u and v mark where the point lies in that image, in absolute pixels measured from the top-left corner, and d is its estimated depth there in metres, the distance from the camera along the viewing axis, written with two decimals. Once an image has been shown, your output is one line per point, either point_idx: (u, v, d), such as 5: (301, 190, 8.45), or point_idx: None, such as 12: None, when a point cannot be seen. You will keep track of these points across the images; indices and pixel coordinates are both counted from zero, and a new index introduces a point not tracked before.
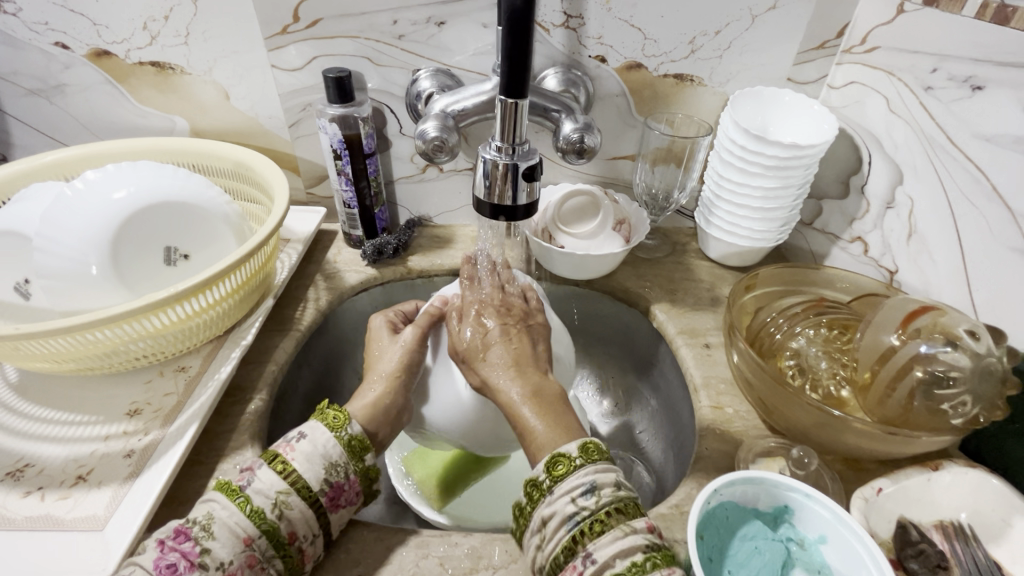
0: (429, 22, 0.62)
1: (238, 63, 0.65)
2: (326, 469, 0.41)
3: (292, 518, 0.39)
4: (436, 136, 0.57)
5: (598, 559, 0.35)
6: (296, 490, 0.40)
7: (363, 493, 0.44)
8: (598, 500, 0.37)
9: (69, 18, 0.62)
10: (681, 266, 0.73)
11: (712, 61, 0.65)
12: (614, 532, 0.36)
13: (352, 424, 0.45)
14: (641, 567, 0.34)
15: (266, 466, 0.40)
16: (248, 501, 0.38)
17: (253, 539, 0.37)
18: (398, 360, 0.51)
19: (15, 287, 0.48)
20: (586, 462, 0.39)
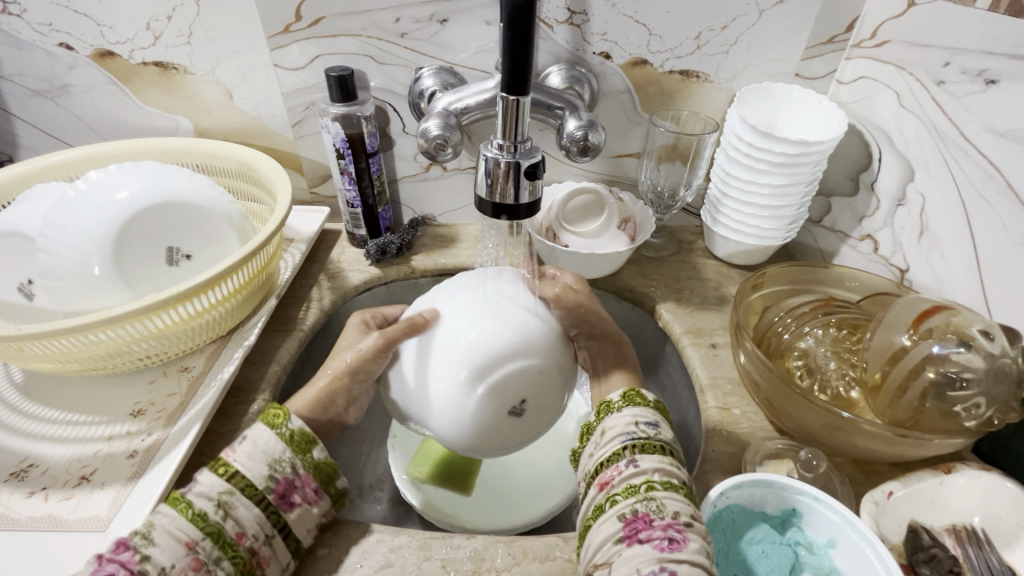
0: (432, 19, 0.61)
1: (242, 63, 0.65)
2: (268, 465, 0.41)
3: (238, 518, 0.38)
4: (439, 134, 0.56)
5: (641, 466, 0.39)
6: (240, 490, 0.39)
7: (324, 490, 0.43)
8: (658, 433, 0.41)
9: (73, 19, 0.62)
10: (687, 265, 0.72)
11: (719, 56, 0.64)
12: (661, 455, 0.40)
13: (294, 419, 0.44)
14: (674, 486, 0.38)
15: (206, 470, 0.40)
16: (189, 506, 0.37)
17: (196, 542, 0.36)
18: (347, 362, 0.51)
19: (18, 288, 0.48)
20: (656, 408, 0.45)
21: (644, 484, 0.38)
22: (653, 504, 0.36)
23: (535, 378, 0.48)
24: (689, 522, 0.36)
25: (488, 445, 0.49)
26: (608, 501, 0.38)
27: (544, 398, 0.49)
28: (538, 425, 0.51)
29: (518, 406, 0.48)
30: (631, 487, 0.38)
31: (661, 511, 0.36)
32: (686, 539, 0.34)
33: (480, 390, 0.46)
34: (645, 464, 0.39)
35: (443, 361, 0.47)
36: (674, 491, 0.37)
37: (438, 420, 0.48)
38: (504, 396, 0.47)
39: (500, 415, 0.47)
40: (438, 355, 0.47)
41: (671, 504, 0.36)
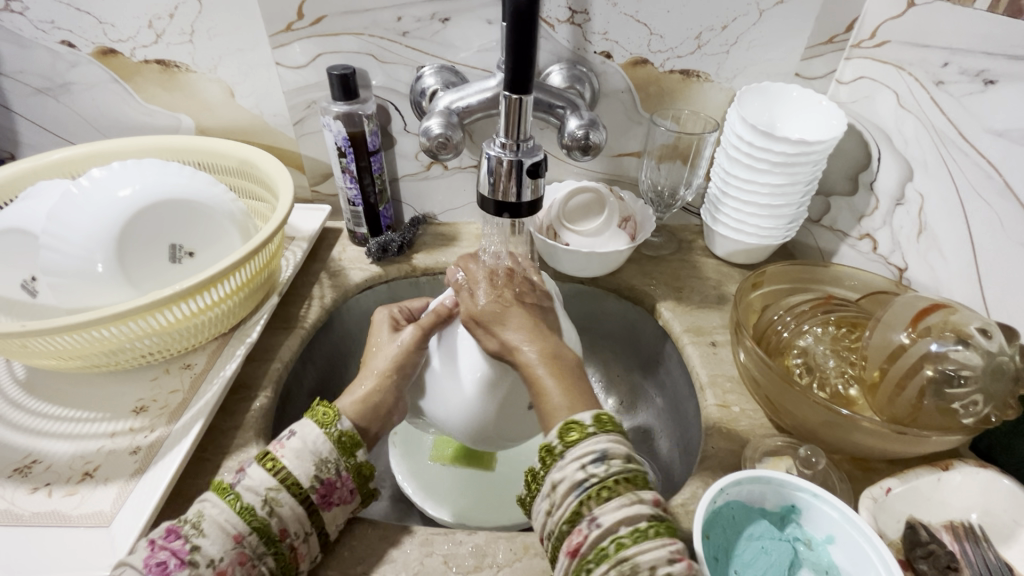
0: (433, 18, 0.62)
1: (244, 61, 0.65)
2: (315, 464, 0.41)
3: (283, 515, 0.38)
4: (440, 133, 0.56)
5: (603, 523, 0.36)
6: (286, 487, 0.39)
7: (359, 490, 0.44)
8: (608, 468, 0.38)
9: (76, 17, 0.62)
10: (687, 263, 0.73)
11: (719, 56, 0.65)
12: (620, 500, 0.36)
13: (342, 420, 0.44)
14: (642, 533, 0.35)
15: (258, 464, 0.40)
16: (238, 498, 0.38)
17: (243, 536, 0.37)
18: (391, 359, 0.51)
19: (21, 285, 0.48)
20: (599, 430, 0.40)
21: (613, 545, 0.35)
22: (627, 566, 0.34)
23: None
24: (669, 574, 0.33)
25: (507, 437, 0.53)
26: (584, 570, 0.35)
27: (557, 392, 0.53)
28: (550, 417, 0.55)
29: (535, 400, 0.52)
30: (599, 551, 0.35)
31: (637, 573, 0.33)
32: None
33: (501, 387, 0.49)
34: (607, 516, 0.36)
35: (466, 359, 0.50)
36: (643, 540, 0.35)
37: (459, 416, 0.50)
38: (518, 391, 0.50)
39: (518, 409, 0.51)
40: (462, 351, 0.51)
41: (645, 558, 0.34)
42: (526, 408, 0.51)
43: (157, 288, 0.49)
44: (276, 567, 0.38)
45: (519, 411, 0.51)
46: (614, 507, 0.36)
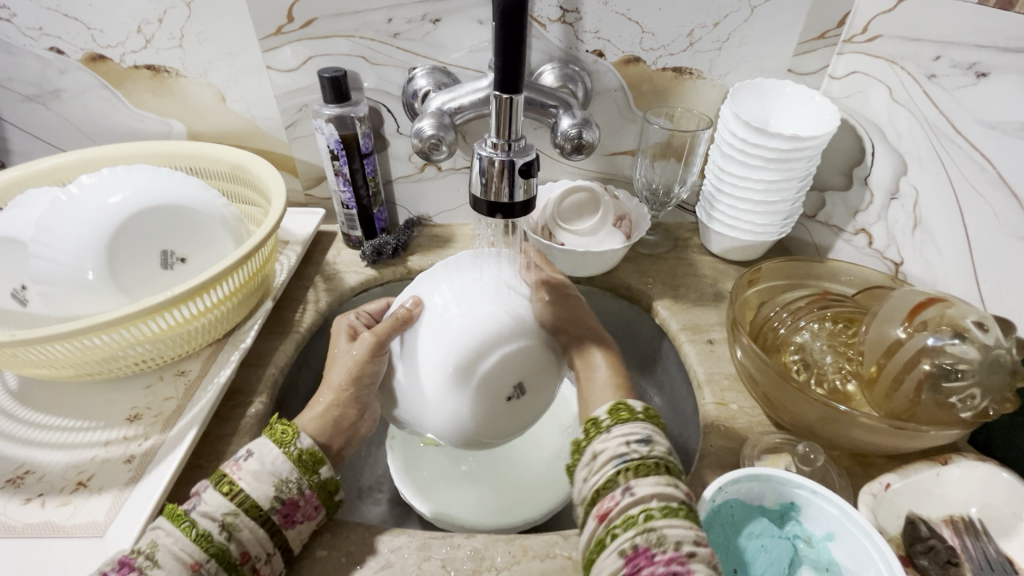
0: (424, 19, 0.61)
1: (235, 65, 0.65)
2: (274, 485, 0.40)
3: (242, 539, 0.38)
4: (432, 134, 0.56)
5: (637, 492, 0.36)
6: (245, 511, 0.38)
7: (324, 506, 0.43)
8: (651, 450, 0.39)
9: (63, 23, 0.61)
10: (683, 261, 0.73)
11: (712, 53, 0.65)
12: (656, 478, 0.37)
13: (302, 437, 0.43)
14: (671, 510, 0.35)
15: (210, 489, 0.39)
16: (193, 525, 0.37)
17: (201, 563, 0.36)
18: (346, 371, 0.50)
19: (12, 293, 0.48)
20: (646, 419, 0.42)
21: (644, 514, 0.35)
22: (655, 536, 0.34)
23: (530, 362, 0.48)
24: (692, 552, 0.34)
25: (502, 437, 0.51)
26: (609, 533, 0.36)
27: (542, 378, 0.50)
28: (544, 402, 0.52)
29: (516, 390, 0.48)
30: (628, 517, 0.35)
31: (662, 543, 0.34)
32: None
33: (471, 383, 0.47)
34: (641, 486, 0.37)
35: (430, 357, 0.48)
36: (673, 517, 0.35)
37: (433, 420, 0.48)
38: (493, 386, 0.47)
39: (501, 405, 0.48)
40: (424, 350, 0.48)
41: (673, 534, 0.34)
42: (511, 401, 0.48)
43: (149, 294, 0.48)
44: None
45: (502, 407, 0.48)
46: (654, 478, 0.37)
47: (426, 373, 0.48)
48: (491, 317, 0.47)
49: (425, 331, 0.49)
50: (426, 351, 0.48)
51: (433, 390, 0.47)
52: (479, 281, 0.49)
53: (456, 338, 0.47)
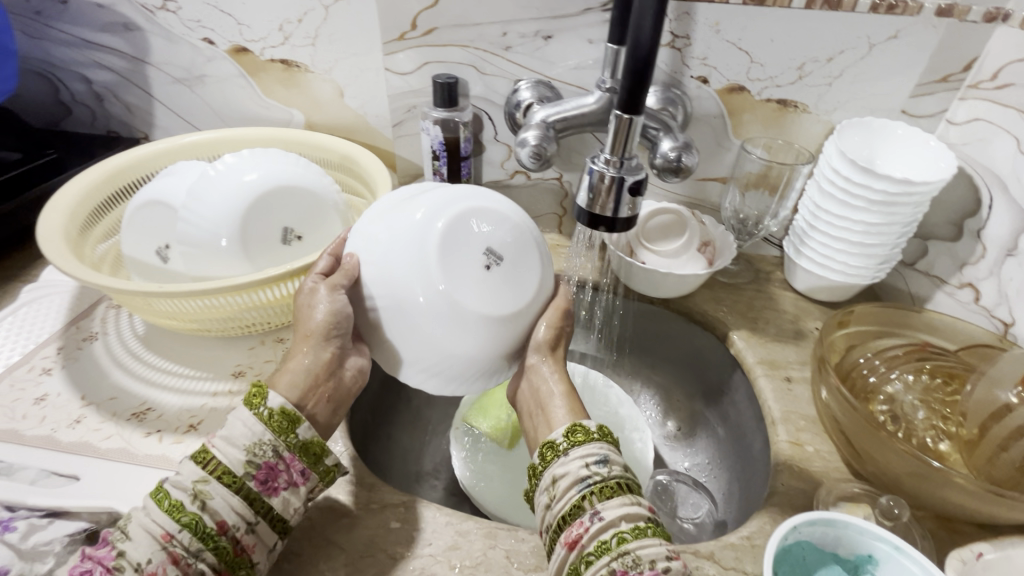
0: (537, 35, 0.64)
1: (356, 64, 0.70)
2: (245, 450, 0.41)
3: (215, 508, 0.38)
4: (535, 144, 0.57)
5: (606, 517, 0.40)
6: (217, 478, 0.39)
7: (312, 472, 0.43)
8: (610, 470, 0.43)
9: (218, 17, 0.69)
10: (763, 294, 0.72)
11: (821, 88, 0.64)
12: (620, 499, 0.41)
13: (272, 398, 0.43)
14: (641, 529, 0.39)
15: (187, 459, 0.40)
16: (166, 496, 0.38)
17: (172, 534, 0.37)
18: (320, 319, 0.47)
19: (156, 251, 0.54)
20: (601, 438, 0.45)
21: (615, 539, 0.39)
22: (629, 559, 0.37)
23: (483, 225, 0.46)
24: (666, 567, 0.37)
25: (517, 326, 0.47)
26: (582, 561, 0.39)
27: (504, 226, 0.47)
28: (522, 276, 0.47)
29: (488, 256, 0.45)
30: (602, 545, 0.39)
31: (637, 564, 0.37)
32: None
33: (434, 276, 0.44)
34: (613, 505, 0.40)
35: (394, 285, 0.45)
36: (642, 537, 0.39)
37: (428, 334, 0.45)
38: (454, 268, 0.44)
39: (488, 278, 0.45)
40: (384, 289, 0.46)
41: (645, 551, 0.38)
42: (492, 270, 0.45)
43: (269, 264, 0.53)
44: (218, 561, 0.38)
45: (490, 282, 0.45)
46: (624, 498, 0.41)
47: (406, 305, 0.45)
48: (428, 218, 0.46)
49: (382, 277, 0.46)
50: (397, 290, 0.45)
51: (427, 320, 0.44)
52: (402, 203, 0.49)
53: (415, 251, 0.45)
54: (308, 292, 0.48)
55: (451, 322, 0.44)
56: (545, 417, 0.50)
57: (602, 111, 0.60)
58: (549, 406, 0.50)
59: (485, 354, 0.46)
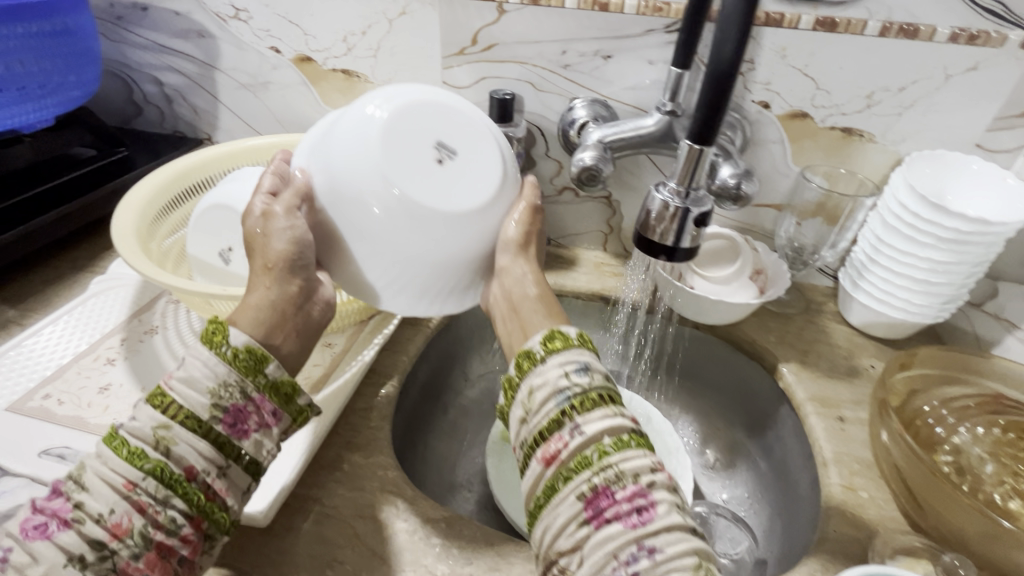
0: (597, 54, 0.64)
1: (415, 76, 0.71)
2: (209, 393, 0.39)
3: (181, 454, 0.37)
4: (590, 164, 0.56)
5: (587, 432, 0.39)
6: (180, 422, 0.37)
7: (281, 412, 0.42)
8: (591, 380, 0.41)
9: (286, 27, 0.71)
10: (815, 326, 0.69)
11: (889, 117, 0.61)
12: (603, 411, 0.40)
13: (234, 335, 0.41)
14: (623, 443, 0.38)
15: (141, 403, 0.38)
16: (123, 445, 0.36)
17: (135, 484, 0.35)
18: (283, 248, 0.45)
19: (219, 253, 0.56)
20: (581, 345, 0.44)
21: (596, 454, 0.38)
22: (612, 473, 0.37)
23: (429, 120, 0.45)
24: (651, 482, 0.37)
25: (482, 227, 0.46)
26: (561, 477, 0.38)
27: (456, 125, 0.46)
28: (480, 172, 0.46)
29: (440, 151, 0.45)
30: (582, 459, 0.38)
31: (620, 479, 0.37)
32: (653, 504, 0.36)
33: (382, 172, 0.43)
34: (596, 417, 0.39)
35: (345, 189, 0.44)
36: (625, 449, 0.38)
37: (385, 234, 0.43)
38: (404, 163, 0.43)
39: (443, 171, 0.44)
40: (332, 197, 0.44)
41: (629, 466, 0.37)
42: (446, 164, 0.45)
43: None
44: (189, 507, 0.37)
45: (444, 175, 0.44)
46: (608, 408, 0.40)
47: (362, 208, 0.43)
48: (371, 116, 0.44)
49: (336, 181, 0.44)
50: (353, 195, 0.43)
51: (387, 224, 0.43)
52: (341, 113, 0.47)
53: (367, 149, 0.43)
54: (263, 217, 0.46)
55: (410, 223, 0.43)
56: (518, 322, 0.48)
57: (660, 133, 0.59)
58: (521, 305, 0.49)
59: (450, 258, 0.45)
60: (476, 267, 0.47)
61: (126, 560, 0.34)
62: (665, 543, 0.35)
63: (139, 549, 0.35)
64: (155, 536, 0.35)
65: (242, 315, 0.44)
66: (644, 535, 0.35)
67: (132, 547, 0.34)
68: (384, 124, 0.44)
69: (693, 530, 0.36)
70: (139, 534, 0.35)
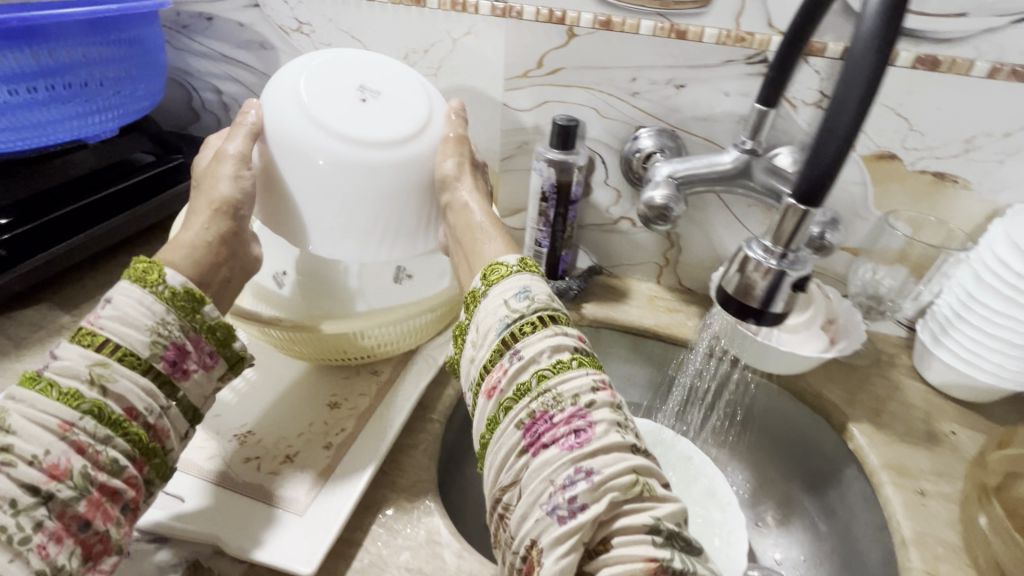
0: (669, 83, 0.61)
1: (475, 97, 0.69)
2: (148, 331, 0.40)
3: (121, 392, 0.38)
4: (662, 203, 0.53)
5: (524, 357, 0.42)
6: (119, 360, 0.38)
7: (218, 354, 0.45)
8: (529, 303, 0.45)
9: (348, 42, 0.70)
10: (886, 381, 0.65)
11: (989, 164, 0.56)
12: (545, 333, 0.43)
13: (169, 276, 0.43)
14: (563, 365, 0.41)
15: (68, 343, 0.39)
16: (53, 387, 0.36)
17: (71, 424, 0.36)
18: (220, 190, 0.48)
19: (273, 278, 0.57)
20: (521, 270, 0.49)
21: (535, 378, 0.41)
22: (550, 397, 0.39)
23: (367, 72, 0.50)
24: (590, 401, 0.39)
25: (417, 161, 0.50)
26: (503, 407, 0.41)
27: (372, 70, 0.50)
28: (410, 114, 0.50)
29: (362, 92, 0.48)
30: (524, 387, 0.41)
31: (559, 402, 0.39)
32: (592, 425, 0.38)
33: (332, 122, 0.46)
34: (534, 348, 0.42)
35: (304, 140, 0.47)
36: (564, 372, 0.40)
37: (340, 177, 0.47)
38: (350, 114, 0.47)
39: (365, 109, 0.48)
40: (287, 152, 0.48)
41: (567, 389, 0.40)
42: (369, 104, 0.48)
43: (380, 302, 0.56)
44: (132, 447, 0.38)
45: (364, 113, 0.48)
46: (547, 337, 0.42)
47: (315, 161, 0.47)
48: (314, 77, 0.48)
49: (287, 136, 0.47)
50: (300, 151, 0.47)
51: (335, 173, 0.47)
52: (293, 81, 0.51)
53: (297, 102, 0.47)
54: (214, 161, 0.49)
55: (358, 165, 0.47)
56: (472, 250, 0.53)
57: (736, 172, 0.55)
58: (479, 237, 0.53)
59: (392, 199, 0.49)
60: (421, 202, 0.52)
61: (65, 504, 0.34)
62: (601, 464, 0.36)
63: (79, 492, 0.35)
64: (96, 478, 0.36)
65: (178, 263, 0.45)
66: (581, 456, 0.37)
67: (72, 489, 0.35)
68: (321, 82, 0.48)
69: (635, 448, 0.38)
70: (79, 474, 0.35)
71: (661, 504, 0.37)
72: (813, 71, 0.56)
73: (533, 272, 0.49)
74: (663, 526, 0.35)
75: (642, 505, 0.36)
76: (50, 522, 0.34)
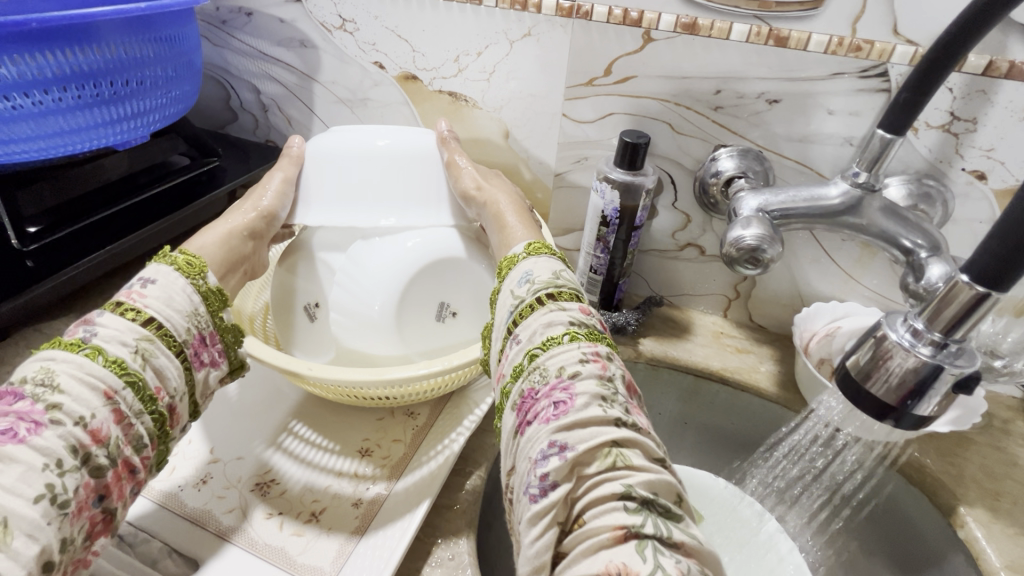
0: (760, 97, 0.52)
1: (530, 106, 0.62)
2: (187, 317, 0.41)
3: (157, 367, 0.38)
4: (752, 243, 0.45)
5: (521, 340, 0.38)
6: (161, 339, 0.39)
7: (225, 355, 0.45)
8: (531, 286, 0.41)
9: (394, 42, 0.64)
10: (1002, 454, 0.54)
11: None
12: (538, 311, 0.39)
13: (208, 274, 0.45)
14: (553, 341, 0.36)
15: (111, 313, 0.38)
16: (100, 352, 0.36)
17: (116, 392, 0.35)
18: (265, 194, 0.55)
19: (306, 310, 0.53)
20: (527, 255, 0.45)
21: (527, 359, 0.37)
22: (537, 373, 0.35)
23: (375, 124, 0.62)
24: (575, 373, 0.34)
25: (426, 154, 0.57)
26: (504, 392, 0.38)
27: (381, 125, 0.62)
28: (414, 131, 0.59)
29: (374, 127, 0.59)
30: (518, 368, 0.37)
31: (544, 377, 0.35)
32: (571, 397, 0.33)
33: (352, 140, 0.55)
34: (528, 330, 0.38)
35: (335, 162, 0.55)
36: (554, 347, 0.36)
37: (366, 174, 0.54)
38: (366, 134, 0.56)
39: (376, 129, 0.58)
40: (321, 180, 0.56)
41: (553, 363, 0.35)
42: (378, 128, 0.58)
43: (422, 343, 0.51)
44: (155, 428, 0.38)
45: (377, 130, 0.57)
46: (539, 315, 0.38)
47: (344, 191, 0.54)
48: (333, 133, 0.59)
49: (319, 169, 0.56)
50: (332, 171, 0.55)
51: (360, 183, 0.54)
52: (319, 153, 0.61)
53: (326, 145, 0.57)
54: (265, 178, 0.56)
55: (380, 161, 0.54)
56: (497, 230, 0.52)
57: (845, 208, 0.47)
58: (502, 215, 0.52)
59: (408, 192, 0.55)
60: (434, 198, 0.56)
61: (99, 471, 0.34)
62: (576, 438, 0.31)
63: (110, 461, 0.34)
64: (124, 451, 0.35)
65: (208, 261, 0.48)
66: (556, 430, 0.32)
67: (105, 457, 0.34)
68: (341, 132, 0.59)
69: (620, 421, 0.32)
70: (114, 444, 0.35)
71: (639, 473, 0.31)
72: (945, 89, 0.46)
73: (541, 254, 0.45)
74: (636, 493, 0.30)
75: (613, 474, 0.30)
76: (81, 490, 0.33)
